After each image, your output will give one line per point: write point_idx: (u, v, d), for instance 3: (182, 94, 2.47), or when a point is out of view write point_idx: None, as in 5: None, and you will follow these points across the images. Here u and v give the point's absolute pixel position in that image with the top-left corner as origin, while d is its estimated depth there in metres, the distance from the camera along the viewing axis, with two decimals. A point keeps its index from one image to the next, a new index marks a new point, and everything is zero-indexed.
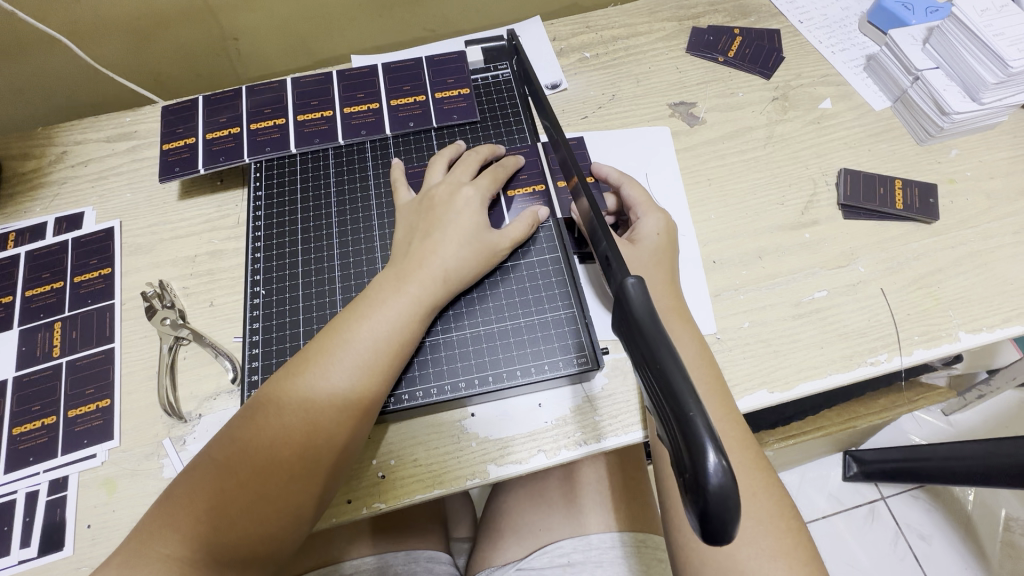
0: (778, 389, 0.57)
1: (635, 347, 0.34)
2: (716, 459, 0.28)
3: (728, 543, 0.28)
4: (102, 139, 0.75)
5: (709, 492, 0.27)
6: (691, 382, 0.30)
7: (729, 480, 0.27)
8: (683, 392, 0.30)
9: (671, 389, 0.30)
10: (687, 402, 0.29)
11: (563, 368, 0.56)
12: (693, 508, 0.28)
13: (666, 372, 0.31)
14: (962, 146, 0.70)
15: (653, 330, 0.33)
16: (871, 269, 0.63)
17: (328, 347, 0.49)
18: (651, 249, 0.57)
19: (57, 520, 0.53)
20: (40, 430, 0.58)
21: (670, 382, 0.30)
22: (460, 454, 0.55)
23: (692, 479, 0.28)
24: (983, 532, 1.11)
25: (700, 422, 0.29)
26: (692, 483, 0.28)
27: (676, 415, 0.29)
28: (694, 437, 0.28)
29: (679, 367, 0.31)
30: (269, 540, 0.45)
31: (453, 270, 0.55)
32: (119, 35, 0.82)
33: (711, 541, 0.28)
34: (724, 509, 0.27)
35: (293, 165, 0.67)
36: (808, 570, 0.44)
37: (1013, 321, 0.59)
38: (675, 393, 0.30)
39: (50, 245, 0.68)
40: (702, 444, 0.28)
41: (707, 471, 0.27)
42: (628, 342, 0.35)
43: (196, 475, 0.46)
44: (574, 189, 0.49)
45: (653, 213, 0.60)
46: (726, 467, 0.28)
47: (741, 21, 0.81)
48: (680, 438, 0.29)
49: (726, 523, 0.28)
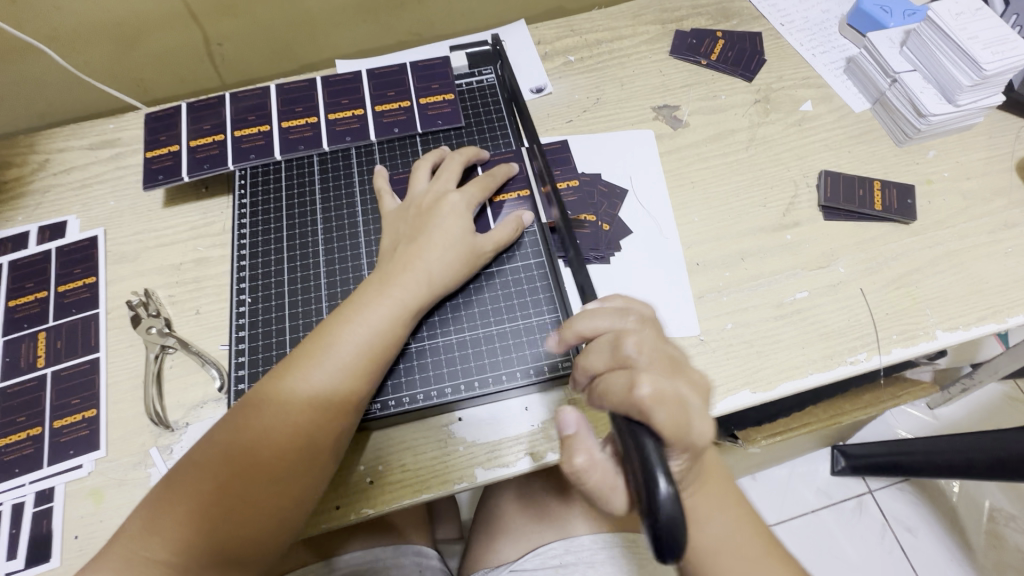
0: (760, 389, 0.58)
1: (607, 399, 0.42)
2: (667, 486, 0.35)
3: (677, 557, 0.35)
4: (86, 146, 0.75)
5: (662, 513, 0.35)
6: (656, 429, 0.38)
7: (677, 504, 0.35)
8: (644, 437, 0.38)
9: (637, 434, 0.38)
10: (644, 437, 0.38)
11: (549, 372, 0.57)
12: (650, 527, 0.35)
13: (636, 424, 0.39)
14: (939, 147, 0.71)
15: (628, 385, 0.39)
16: (851, 270, 0.64)
17: (310, 352, 0.50)
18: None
19: (44, 531, 0.53)
20: (26, 441, 0.57)
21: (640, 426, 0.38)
22: (447, 459, 0.55)
23: (648, 502, 0.36)
24: (967, 524, 1.13)
25: (654, 456, 0.37)
26: (648, 506, 0.35)
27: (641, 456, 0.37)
28: (650, 467, 0.36)
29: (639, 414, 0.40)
30: (251, 544, 0.46)
31: (438, 275, 0.55)
32: (100, 42, 0.82)
33: (662, 553, 0.35)
34: (672, 527, 0.35)
35: (278, 172, 0.67)
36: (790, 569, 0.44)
37: (988, 319, 0.61)
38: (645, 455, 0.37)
39: (33, 254, 0.67)
40: (656, 472, 0.36)
41: (662, 496, 0.35)
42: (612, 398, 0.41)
43: (177, 482, 0.46)
44: None
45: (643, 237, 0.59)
46: (675, 494, 0.35)
47: (723, 24, 0.82)
48: (640, 470, 0.37)
49: (675, 537, 0.35)
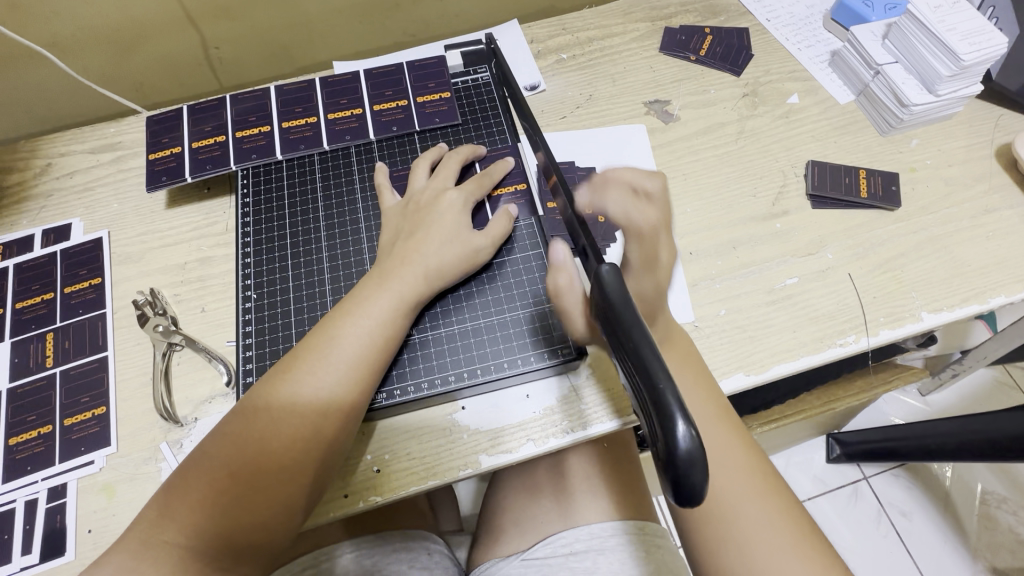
0: (753, 371, 0.59)
1: (611, 332, 0.36)
2: (686, 428, 0.30)
3: (700, 504, 0.30)
4: (87, 150, 0.76)
5: (679, 458, 0.29)
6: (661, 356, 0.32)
7: (697, 446, 0.29)
8: (654, 366, 0.32)
9: (642, 364, 0.32)
10: (658, 376, 0.31)
11: (548, 359, 0.58)
12: (666, 475, 0.30)
13: (637, 347, 0.33)
14: (922, 136, 0.73)
15: (628, 315, 0.35)
16: (839, 256, 0.66)
17: (316, 343, 0.52)
18: (636, 256, 0.60)
19: (59, 526, 0.54)
20: (37, 439, 0.58)
21: (641, 356, 0.32)
22: (453, 446, 0.57)
23: (664, 447, 0.30)
24: (960, 506, 1.15)
25: (669, 393, 0.31)
26: (664, 451, 0.30)
27: (648, 386, 0.31)
28: (665, 407, 0.30)
29: (652, 351, 0.33)
30: (263, 529, 0.47)
31: (437, 267, 0.57)
32: (99, 47, 0.83)
33: (684, 504, 0.30)
34: (693, 474, 0.29)
35: (279, 171, 0.69)
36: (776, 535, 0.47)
37: (972, 301, 0.63)
38: (647, 369, 0.32)
39: (39, 257, 0.68)
40: (672, 413, 0.30)
41: (677, 438, 0.29)
42: (604, 325, 0.37)
43: (188, 470, 0.47)
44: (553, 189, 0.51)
45: (645, 209, 0.61)
46: (695, 435, 0.30)
47: (711, 20, 0.84)
48: (653, 411, 0.31)
49: (698, 488, 0.30)
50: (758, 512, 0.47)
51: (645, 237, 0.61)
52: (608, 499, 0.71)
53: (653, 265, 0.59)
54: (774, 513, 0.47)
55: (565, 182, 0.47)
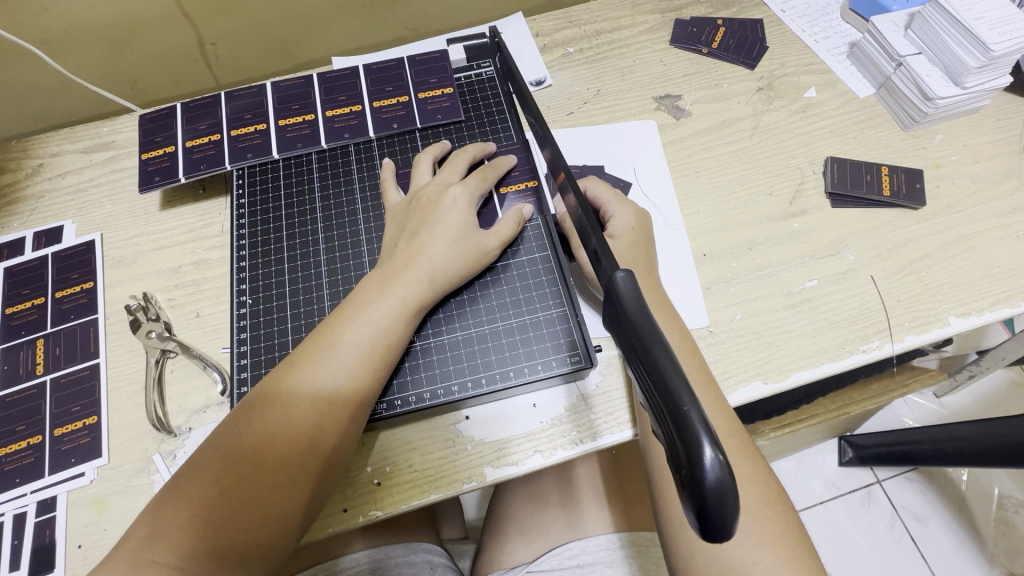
0: (771, 379, 0.57)
1: (626, 341, 0.33)
2: (713, 454, 0.27)
3: (728, 539, 0.28)
4: (80, 150, 0.73)
5: (707, 488, 0.27)
6: (683, 374, 0.30)
7: (726, 475, 0.27)
8: (676, 385, 0.29)
9: (663, 382, 0.29)
10: (682, 397, 0.28)
11: (556, 368, 0.56)
12: (691, 504, 0.28)
13: (657, 364, 0.30)
14: (946, 131, 0.70)
15: (643, 325, 0.32)
16: (861, 256, 0.63)
17: (313, 352, 0.49)
18: (627, 243, 0.57)
19: (47, 542, 0.52)
20: (26, 450, 0.56)
21: (661, 373, 0.30)
22: (456, 458, 0.54)
23: (689, 474, 0.27)
24: (977, 511, 1.12)
25: (695, 417, 0.28)
26: (689, 478, 0.27)
27: (671, 408, 0.29)
28: (690, 432, 0.27)
29: (673, 362, 0.30)
30: (258, 548, 0.45)
31: (440, 272, 0.54)
32: (93, 43, 0.81)
33: (711, 538, 0.27)
34: (722, 505, 0.27)
35: (276, 171, 0.66)
36: (798, 556, 0.44)
37: (1001, 304, 0.60)
38: (669, 389, 0.29)
39: (30, 260, 0.66)
40: (698, 437, 0.27)
41: (705, 467, 0.27)
42: (620, 337, 0.34)
43: (181, 484, 0.45)
44: (561, 187, 0.47)
45: (623, 207, 0.60)
46: (723, 462, 0.27)
47: (724, 12, 0.80)
48: (676, 434, 0.28)
49: (726, 519, 0.27)
50: (757, 549, 0.44)
51: (632, 228, 0.58)
52: (616, 511, 0.68)
53: (646, 260, 0.57)
54: (777, 553, 0.44)
55: (575, 180, 0.44)
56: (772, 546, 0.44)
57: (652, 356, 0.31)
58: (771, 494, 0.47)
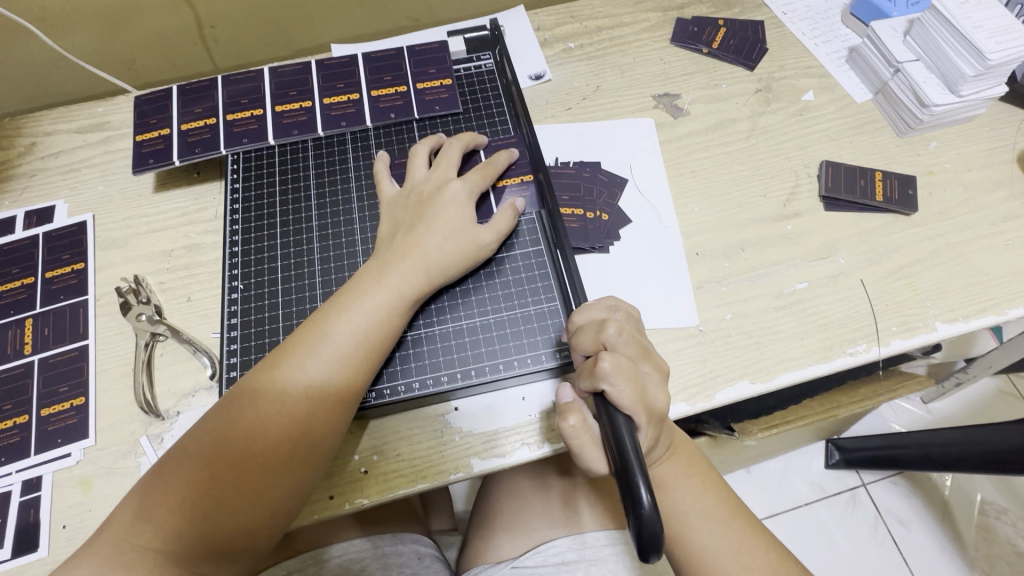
0: (759, 379, 0.57)
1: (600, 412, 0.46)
2: (648, 495, 0.39)
3: (656, 557, 0.39)
4: (74, 130, 0.73)
5: (640, 515, 0.39)
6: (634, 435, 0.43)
7: (655, 511, 0.39)
8: (626, 437, 0.43)
9: (619, 442, 0.42)
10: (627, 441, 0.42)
11: (546, 361, 0.56)
12: (632, 531, 0.40)
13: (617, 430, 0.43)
14: (941, 138, 0.70)
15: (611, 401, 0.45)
16: (852, 261, 0.63)
17: (306, 341, 0.49)
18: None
19: (31, 521, 0.52)
20: (12, 429, 0.56)
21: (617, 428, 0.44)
22: (444, 449, 0.55)
23: (631, 508, 0.39)
24: (959, 516, 1.14)
25: (635, 466, 0.40)
26: (630, 510, 0.39)
27: (623, 460, 0.41)
28: (630, 476, 0.40)
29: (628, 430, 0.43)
30: (246, 533, 0.45)
31: (436, 264, 0.54)
32: (90, 22, 0.80)
33: (643, 554, 0.39)
34: (652, 533, 0.38)
35: (271, 157, 0.66)
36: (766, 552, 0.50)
37: (988, 311, 0.60)
38: (622, 444, 0.42)
39: (20, 239, 0.66)
40: (636, 479, 0.39)
41: (639, 500, 0.39)
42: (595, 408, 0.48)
43: (170, 469, 0.45)
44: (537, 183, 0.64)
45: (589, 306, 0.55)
46: (654, 500, 0.39)
47: (725, 12, 0.80)
48: (622, 478, 0.41)
49: (655, 542, 0.39)
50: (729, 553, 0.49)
51: (630, 340, 0.49)
52: (605, 508, 0.68)
53: None
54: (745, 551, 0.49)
55: (546, 180, 0.63)
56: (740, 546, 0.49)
57: (613, 418, 0.44)
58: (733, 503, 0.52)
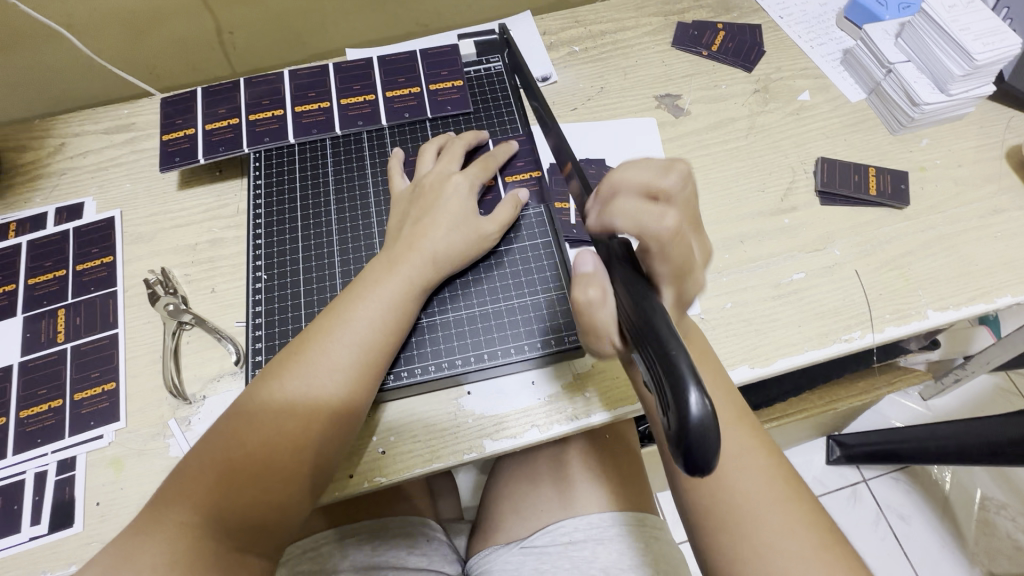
0: (759, 364, 0.60)
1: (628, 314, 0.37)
2: (700, 397, 0.30)
3: (710, 472, 0.30)
4: (101, 131, 0.76)
5: (690, 422, 0.29)
6: (676, 333, 0.33)
7: (709, 415, 0.29)
8: (668, 339, 0.32)
9: (657, 337, 0.33)
10: (671, 346, 0.32)
11: (554, 347, 0.59)
12: (678, 446, 0.30)
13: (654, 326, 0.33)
14: (932, 136, 0.73)
15: (639, 293, 0.36)
16: (846, 252, 0.66)
17: (327, 327, 0.52)
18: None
19: (67, 498, 0.55)
20: (47, 412, 0.59)
21: (656, 333, 0.33)
22: (458, 430, 0.57)
23: (675, 415, 0.30)
24: (958, 510, 1.16)
25: (682, 361, 0.31)
26: (676, 418, 0.30)
27: (662, 356, 0.32)
28: (677, 374, 0.30)
29: (666, 321, 0.34)
30: (277, 508, 0.48)
31: (442, 253, 0.57)
32: (116, 29, 0.84)
33: (694, 471, 0.30)
34: (705, 444, 0.29)
35: (291, 155, 0.69)
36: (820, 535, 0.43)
37: (977, 300, 0.63)
38: (660, 341, 0.32)
39: (51, 234, 0.69)
40: (684, 379, 0.30)
41: (688, 402, 0.29)
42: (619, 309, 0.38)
43: (204, 452, 0.48)
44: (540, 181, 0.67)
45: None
46: (708, 403, 0.30)
47: (724, 16, 0.84)
48: (665, 381, 0.31)
49: (707, 454, 0.30)
50: (786, 540, 0.43)
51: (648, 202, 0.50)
52: (611, 492, 0.71)
53: None
54: (808, 543, 0.43)
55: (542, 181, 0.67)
56: (802, 535, 0.43)
57: (642, 308, 0.35)
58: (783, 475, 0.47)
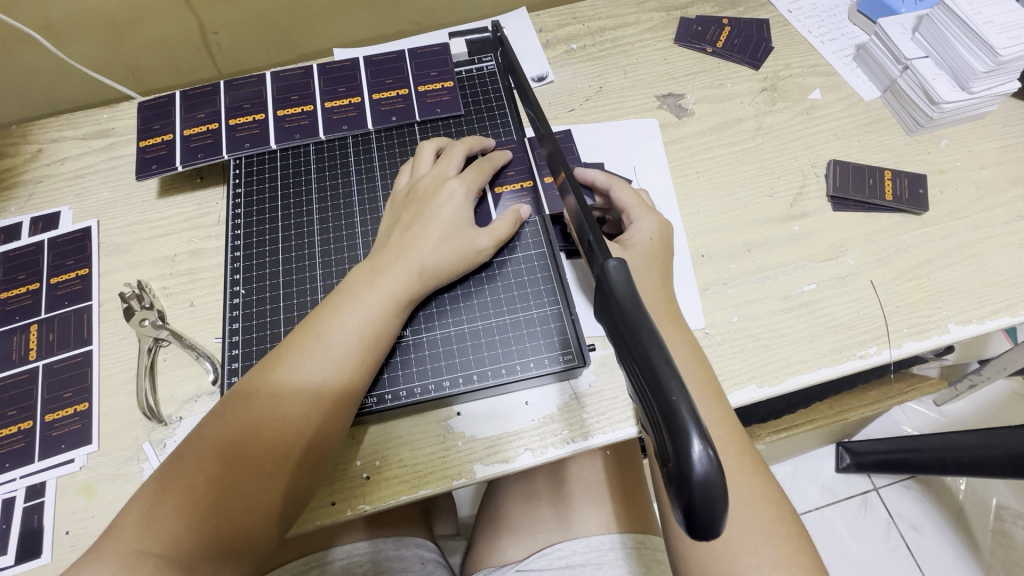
0: (767, 383, 0.56)
1: (621, 340, 0.32)
2: (702, 447, 0.26)
3: (715, 536, 0.27)
4: (79, 137, 0.73)
5: (694, 481, 0.26)
6: (675, 368, 0.29)
7: (714, 469, 0.26)
8: (666, 377, 0.29)
9: (654, 376, 0.29)
10: (670, 386, 0.28)
11: (549, 366, 0.55)
12: (678, 502, 0.27)
13: (651, 361, 0.29)
14: (952, 136, 0.69)
15: (635, 316, 0.32)
16: (861, 261, 0.62)
17: (301, 343, 0.48)
18: (642, 252, 0.54)
19: (35, 527, 0.52)
20: (17, 435, 0.56)
21: (654, 370, 0.29)
22: (446, 454, 0.54)
23: (676, 468, 0.27)
24: (974, 521, 1.11)
25: (683, 409, 0.27)
26: (677, 474, 0.27)
27: (660, 402, 0.28)
28: (678, 424, 0.27)
29: (665, 356, 0.30)
30: (245, 538, 0.44)
31: (430, 266, 0.53)
32: (96, 30, 0.81)
33: (697, 535, 0.27)
34: (710, 502, 0.26)
35: (274, 161, 0.66)
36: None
37: (1002, 312, 0.59)
38: (659, 379, 0.29)
39: (26, 246, 0.66)
40: (686, 430, 0.27)
41: (691, 459, 0.26)
42: (609, 327, 0.34)
43: (169, 474, 0.44)
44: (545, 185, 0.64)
45: (647, 216, 0.57)
46: (712, 456, 0.27)
47: (729, 11, 0.80)
48: (664, 428, 0.28)
49: (713, 517, 0.26)
50: (770, 571, 0.42)
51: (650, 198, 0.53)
52: (612, 514, 0.67)
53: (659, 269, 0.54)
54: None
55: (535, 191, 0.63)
56: (785, 568, 0.43)
57: (639, 340, 0.31)
58: (783, 512, 0.45)
